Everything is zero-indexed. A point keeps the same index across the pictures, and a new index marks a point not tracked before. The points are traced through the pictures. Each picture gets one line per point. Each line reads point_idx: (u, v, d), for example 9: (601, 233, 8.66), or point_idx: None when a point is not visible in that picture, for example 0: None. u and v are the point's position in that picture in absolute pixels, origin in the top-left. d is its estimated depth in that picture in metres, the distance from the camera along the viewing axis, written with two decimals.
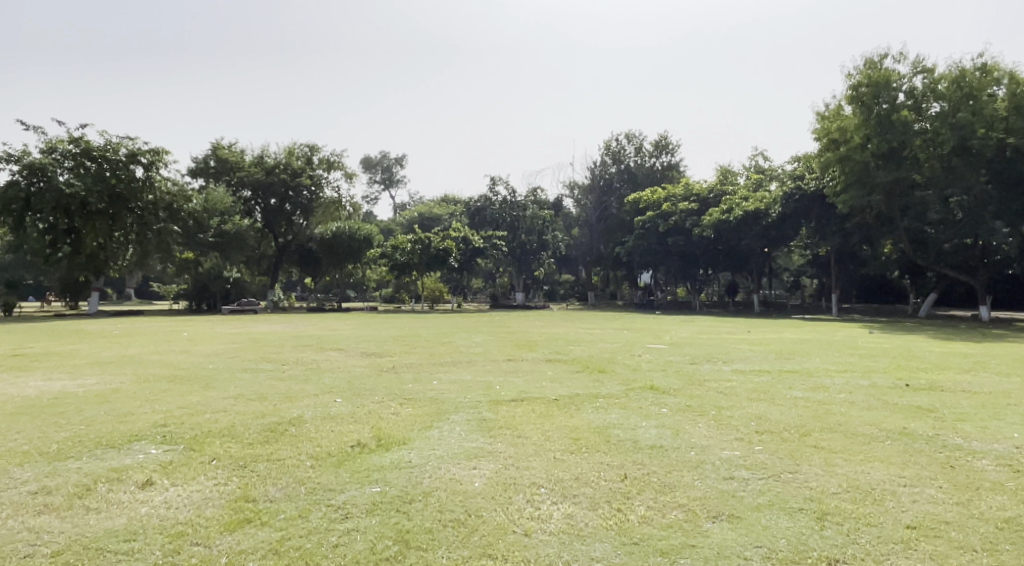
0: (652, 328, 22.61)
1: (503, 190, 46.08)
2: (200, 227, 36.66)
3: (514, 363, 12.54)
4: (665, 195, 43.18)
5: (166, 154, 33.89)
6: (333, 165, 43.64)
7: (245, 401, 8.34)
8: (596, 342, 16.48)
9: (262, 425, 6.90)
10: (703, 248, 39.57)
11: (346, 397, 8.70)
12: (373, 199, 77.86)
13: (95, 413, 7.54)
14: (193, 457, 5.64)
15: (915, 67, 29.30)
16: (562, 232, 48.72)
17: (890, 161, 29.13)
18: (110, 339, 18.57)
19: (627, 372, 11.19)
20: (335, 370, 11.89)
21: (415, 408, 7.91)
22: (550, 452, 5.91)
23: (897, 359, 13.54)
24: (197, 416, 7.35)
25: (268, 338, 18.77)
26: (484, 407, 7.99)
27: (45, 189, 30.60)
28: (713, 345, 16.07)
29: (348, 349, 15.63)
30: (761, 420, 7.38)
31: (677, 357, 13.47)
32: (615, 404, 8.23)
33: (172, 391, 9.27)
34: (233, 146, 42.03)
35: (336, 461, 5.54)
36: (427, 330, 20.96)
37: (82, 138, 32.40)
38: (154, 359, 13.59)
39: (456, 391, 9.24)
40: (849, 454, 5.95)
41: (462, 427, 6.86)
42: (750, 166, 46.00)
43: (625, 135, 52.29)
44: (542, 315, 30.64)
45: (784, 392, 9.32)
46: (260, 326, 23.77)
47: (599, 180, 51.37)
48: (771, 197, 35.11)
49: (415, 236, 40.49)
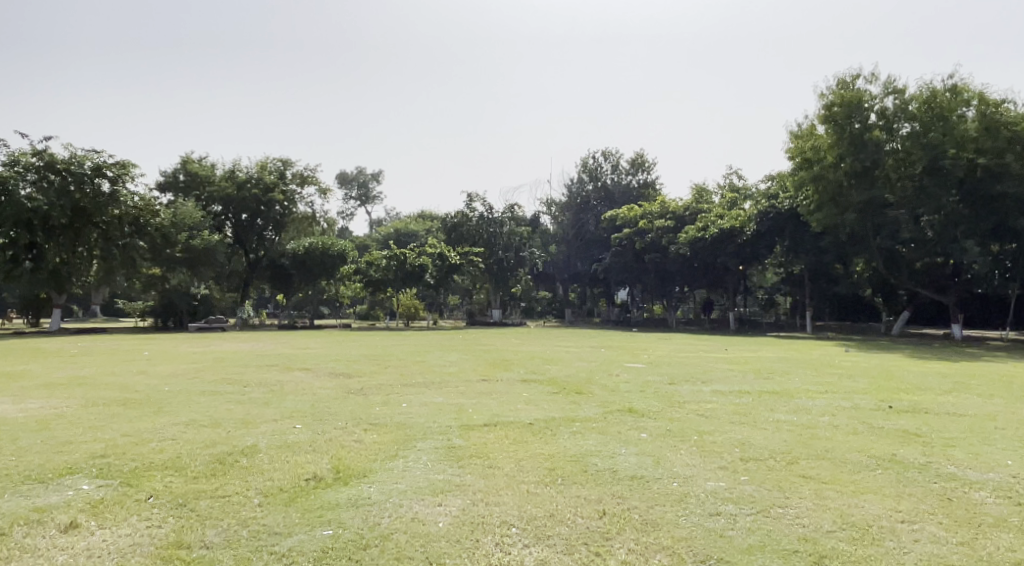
0: (630, 346, 22.32)
1: (480, 207, 45.78)
2: (168, 242, 35.85)
3: (488, 384, 12.08)
4: (641, 212, 43.20)
5: (133, 167, 33.08)
6: (307, 180, 43.02)
7: (198, 428, 7.76)
8: (572, 362, 16.06)
9: (211, 455, 6.36)
10: (679, 266, 39.56)
11: (307, 422, 8.18)
12: (349, 215, 77.19)
13: (28, 442, 6.91)
14: (128, 494, 5.10)
15: (886, 88, 29.71)
16: (538, 249, 48.52)
17: (863, 181, 29.33)
18: (65, 359, 17.70)
19: (605, 393, 10.79)
20: (300, 391, 11.34)
21: (382, 435, 7.43)
22: (522, 484, 5.48)
23: (876, 379, 13.36)
24: (142, 446, 6.77)
25: (233, 358, 18.06)
26: (454, 433, 7.53)
27: (4, 203, 29.54)
28: (691, 365, 15.79)
29: (315, 369, 15.04)
30: (744, 446, 7.02)
31: (655, 377, 13.13)
32: (592, 429, 7.82)
33: (121, 416, 8.64)
34: (204, 160, 41.26)
35: (287, 498, 5.04)
36: (401, 348, 20.42)
37: (46, 150, 31.42)
38: (109, 381, 12.88)
39: (426, 415, 8.76)
40: (841, 486, 5.59)
41: (429, 456, 6.40)
42: (724, 185, 46.30)
43: (601, 153, 52.41)
44: (517, 333, 30.23)
45: (766, 416, 8.98)
46: (225, 345, 22.96)
47: (575, 197, 51.27)
48: (747, 215, 35.25)
49: (389, 252, 39.97)
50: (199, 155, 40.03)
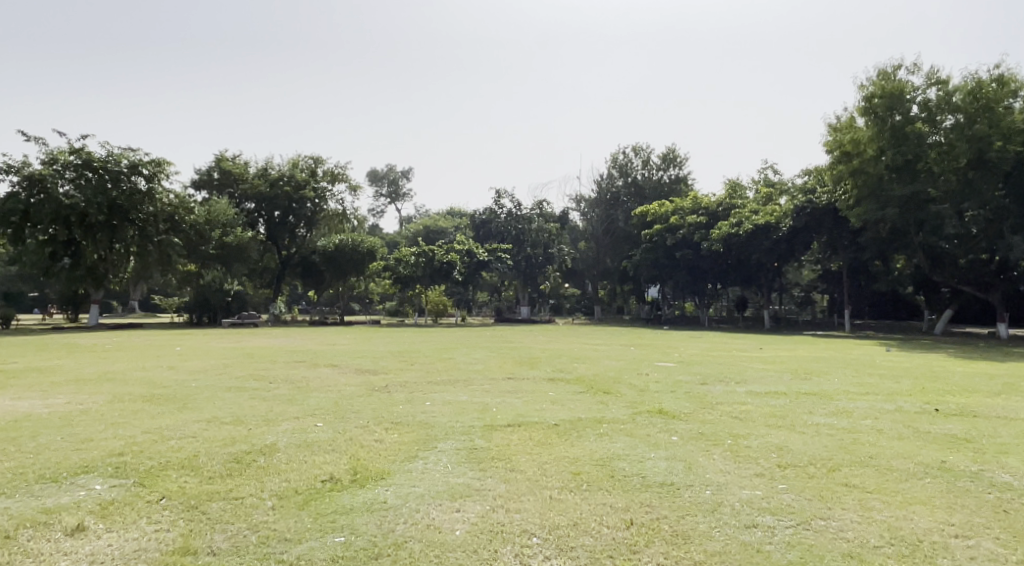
0: (661, 344, 21.89)
1: (509, 203, 45.55)
2: (202, 238, 36.40)
3: (515, 382, 11.83)
4: (673, 208, 42.48)
5: (168, 165, 33.54)
6: (338, 177, 43.21)
7: (218, 426, 7.65)
8: (601, 360, 15.74)
9: (228, 455, 6.22)
10: (712, 262, 38.78)
11: (329, 421, 8.03)
12: (379, 212, 77.64)
13: (49, 439, 6.87)
14: (140, 495, 4.97)
15: (929, 78, 28.69)
16: (568, 246, 48.12)
17: (904, 174, 28.39)
18: (98, 354, 17.92)
19: (634, 393, 10.47)
20: (324, 388, 11.25)
21: (403, 434, 7.24)
22: (545, 490, 5.22)
23: (920, 381, 12.79)
24: (160, 444, 6.68)
25: (262, 354, 18.11)
26: (478, 433, 7.31)
27: (43, 200, 30.18)
28: (725, 364, 15.36)
29: (342, 365, 14.96)
30: (781, 451, 6.66)
31: (687, 376, 12.77)
32: (620, 431, 7.53)
33: (144, 413, 8.60)
34: (237, 158, 41.72)
35: (300, 501, 4.86)
36: (428, 345, 20.28)
37: (84, 148, 32.01)
38: (138, 376, 12.95)
39: (449, 414, 8.55)
40: (887, 495, 5.23)
41: (449, 457, 6.19)
42: (758, 180, 45.37)
43: (632, 148, 51.72)
44: (547, 330, 29.92)
45: (804, 418, 8.58)
46: (256, 340, 23.10)
47: (606, 193, 50.72)
48: (782, 210, 34.42)
49: (418, 249, 39.97)
50: (232, 153, 40.48)
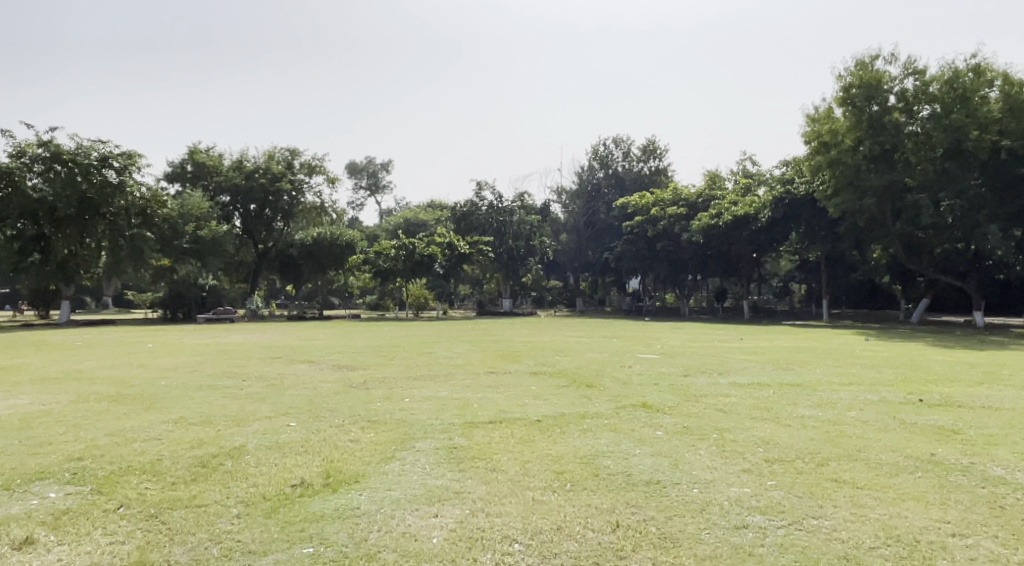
0: (643, 335, 21.78)
1: (490, 195, 45.19)
2: (176, 233, 35.70)
3: (496, 376, 11.59)
4: (653, 200, 42.43)
5: (140, 157, 32.76)
6: (315, 170, 42.58)
7: (186, 427, 7.33)
8: (582, 353, 15.58)
9: (194, 459, 5.91)
10: (693, 253, 38.80)
11: (303, 420, 7.74)
12: (358, 205, 76.84)
13: (4, 443, 6.49)
14: (96, 503, 4.65)
15: (906, 69, 28.87)
16: (549, 238, 47.93)
17: (882, 165, 28.56)
18: (67, 352, 17.37)
19: (617, 387, 10.29)
20: (300, 385, 10.94)
21: (381, 433, 6.98)
22: (527, 492, 4.99)
23: (902, 370, 12.77)
24: (124, 447, 6.35)
25: (237, 350, 17.70)
26: (457, 431, 7.07)
27: (10, 195, 29.30)
28: (707, 355, 15.26)
29: (319, 361, 14.63)
30: (768, 446, 6.51)
31: (670, 368, 12.62)
32: (604, 426, 7.33)
33: (109, 414, 8.22)
34: (211, 150, 40.93)
35: (268, 509, 4.59)
36: (408, 339, 19.98)
37: (52, 141, 31.14)
38: (106, 374, 12.54)
39: (427, 411, 8.31)
40: (879, 491, 5.08)
41: (428, 458, 5.94)
42: (738, 171, 45.50)
43: (612, 139, 51.53)
44: (528, 323, 29.68)
45: (789, 410, 8.45)
46: (232, 336, 22.63)
47: (586, 185, 50.56)
48: (762, 201, 34.50)
49: (398, 242, 39.56)
50: (207, 145, 39.70)
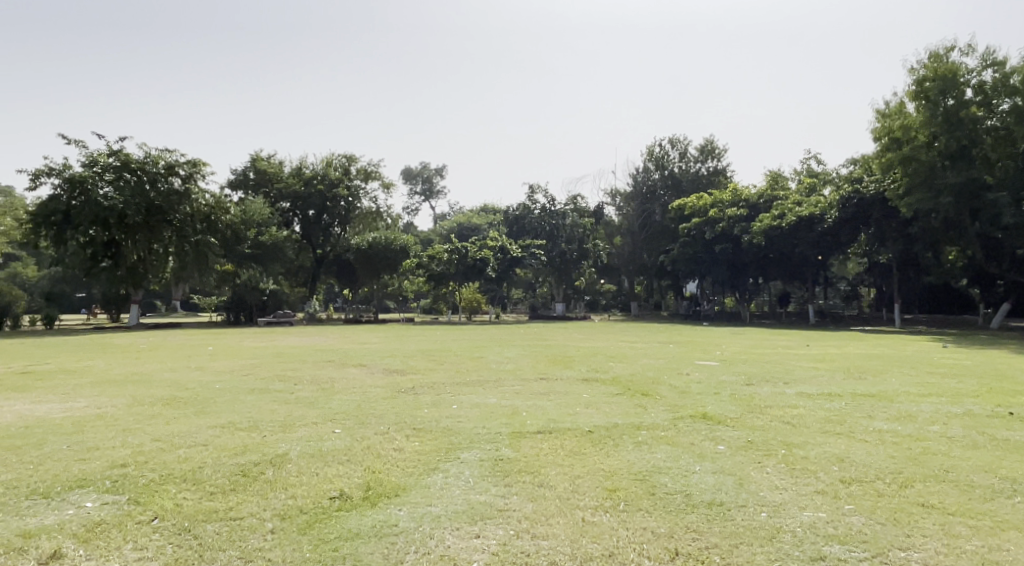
0: (702, 341, 21.03)
1: (543, 198, 44.82)
2: (238, 238, 36.69)
3: (547, 383, 11.23)
4: (711, 201, 41.32)
5: (203, 165, 33.79)
6: (371, 175, 43.12)
7: (232, 433, 7.24)
8: (638, 359, 15.05)
9: (234, 467, 5.76)
10: (754, 256, 37.55)
11: (348, 427, 7.56)
12: (414, 210, 77.65)
13: (55, 447, 6.51)
14: (132, 514, 4.53)
15: (985, 59, 27.21)
16: (603, 241, 47.28)
17: (958, 161, 26.98)
18: (131, 355, 17.85)
19: (674, 395, 9.79)
20: (349, 390, 10.84)
21: (427, 442, 6.72)
22: (577, 511, 4.64)
23: (986, 379, 11.82)
24: (167, 454, 6.28)
25: (291, 353, 17.86)
26: (505, 441, 6.76)
27: (84, 203, 30.57)
28: (770, 362, 14.53)
29: (370, 365, 14.59)
30: (843, 464, 5.96)
31: (730, 376, 12.02)
32: (660, 439, 6.90)
33: (160, 417, 8.25)
34: (272, 157, 41.94)
35: (302, 524, 4.37)
36: (460, 343, 19.82)
37: (122, 151, 32.40)
38: (164, 377, 12.75)
39: (475, 419, 8.02)
40: (974, 518, 4.52)
41: (473, 470, 5.65)
42: (801, 171, 43.92)
43: (668, 140, 50.50)
44: (582, 328, 29.14)
45: (864, 424, 7.81)
46: (289, 340, 22.93)
47: (642, 187, 49.68)
48: (827, 201, 33.07)
49: (451, 246, 39.71)
50: (267, 153, 40.69)
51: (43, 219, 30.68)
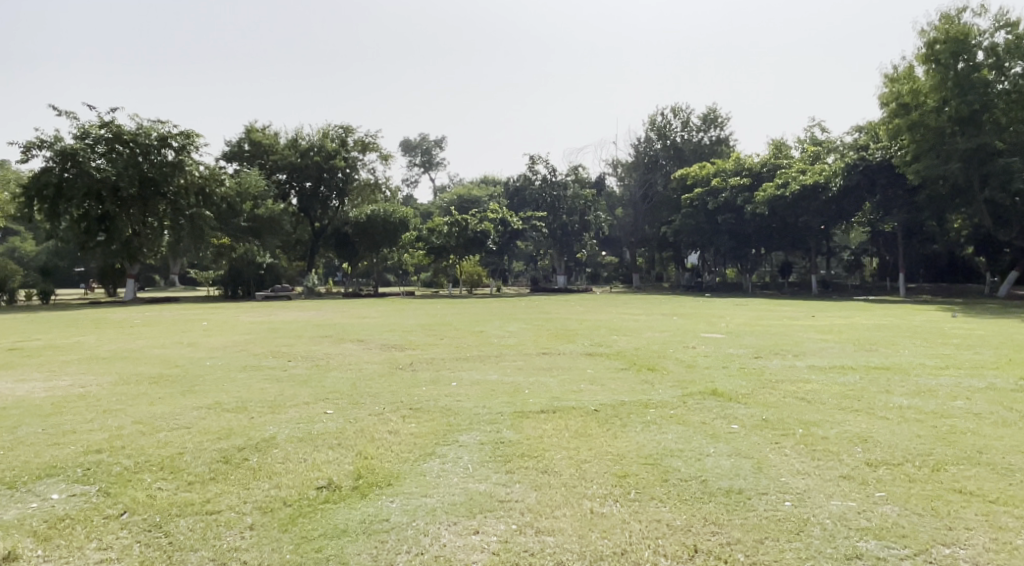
0: (706, 313, 20.65)
1: (543, 168, 44.08)
2: (234, 211, 36.17)
3: (550, 358, 10.84)
4: (714, 170, 40.66)
5: (197, 137, 33.09)
6: (369, 147, 42.41)
7: (218, 414, 6.85)
8: (641, 331, 14.67)
9: (216, 453, 5.37)
10: (758, 226, 36.98)
11: (340, 407, 7.17)
12: (412, 182, 76.82)
13: (27, 430, 6.10)
14: (99, 508, 4.14)
15: (997, 20, 26.40)
16: (604, 212, 46.69)
17: (968, 127, 26.31)
18: (123, 331, 17.43)
19: (681, 370, 9.41)
20: (344, 366, 10.47)
21: (424, 423, 6.35)
22: (585, 501, 4.25)
23: (1003, 351, 11.44)
24: (148, 437, 5.89)
25: (288, 328, 17.53)
26: (505, 421, 6.39)
27: (76, 175, 29.98)
28: (778, 334, 14.17)
29: (367, 340, 14.22)
30: (868, 445, 5.58)
31: (738, 349, 11.64)
32: (671, 418, 6.52)
33: (145, 397, 7.87)
34: (267, 128, 41.21)
35: (285, 519, 3.99)
36: (460, 317, 19.44)
37: (114, 122, 31.69)
38: (155, 354, 12.38)
39: (474, 397, 7.64)
40: (1020, 508, 4.13)
41: (472, 455, 5.26)
42: (806, 139, 43.21)
43: (670, 109, 49.62)
44: (583, 300, 28.71)
45: (883, 400, 7.43)
46: (286, 315, 22.58)
47: (643, 157, 48.87)
48: (833, 169, 32.44)
49: (451, 218, 39.27)
50: (262, 124, 39.94)
51: (35, 193, 30.10)
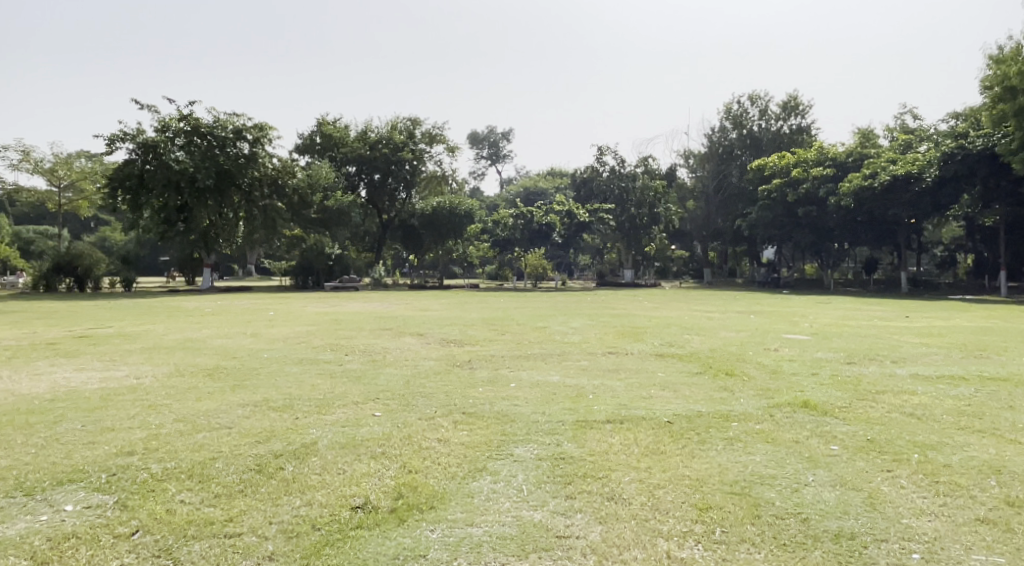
0: (788, 311, 19.33)
1: (612, 160, 42.79)
2: (305, 203, 36.76)
3: (616, 358, 10.08)
4: (794, 159, 38.60)
5: (271, 129, 33.70)
6: (436, 139, 42.30)
7: (263, 413, 6.45)
8: (716, 331, 13.69)
9: (251, 460, 4.91)
10: (841, 219, 34.83)
11: (390, 409, 6.67)
12: (479, 174, 76.79)
13: (67, 427, 5.83)
14: (112, 524, 3.74)
15: None
16: (674, 205, 45.15)
17: None
18: (193, 319, 17.66)
19: (765, 377, 8.49)
20: (401, 362, 10.06)
21: (478, 432, 5.75)
22: (658, 542, 3.56)
23: None
24: (185, 438, 5.51)
25: (351, 320, 17.36)
26: (567, 432, 5.71)
27: (157, 167, 30.99)
28: (870, 336, 12.92)
29: (427, 334, 13.78)
30: (1005, 478, 4.63)
31: (828, 353, 10.58)
32: (758, 435, 5.70)
33: (194, 392, 7.60)
34: (338, 121, 41.67)
35: (309, 549, 3.48)
36: (524, 311, 18.81)
37: (192, 115, 32.54)
38: (216, 344, 12.29)
39: (533, 402, 6.99)
40: None
41: (529, 474, 4.63)
42: (895, 127, 40.47)
43: (747, 97, 47.43)
44: (653, 296, 27.60)
45: (1010, 420, 6.37)
46: (351, 305, 22.59)
47: (717, 147, 46.93)
48: (927, 158, 30.18)
49: (517, 210, 38.77)
50: (332, 117, 40.43)
51: (119, 184, 31.30)
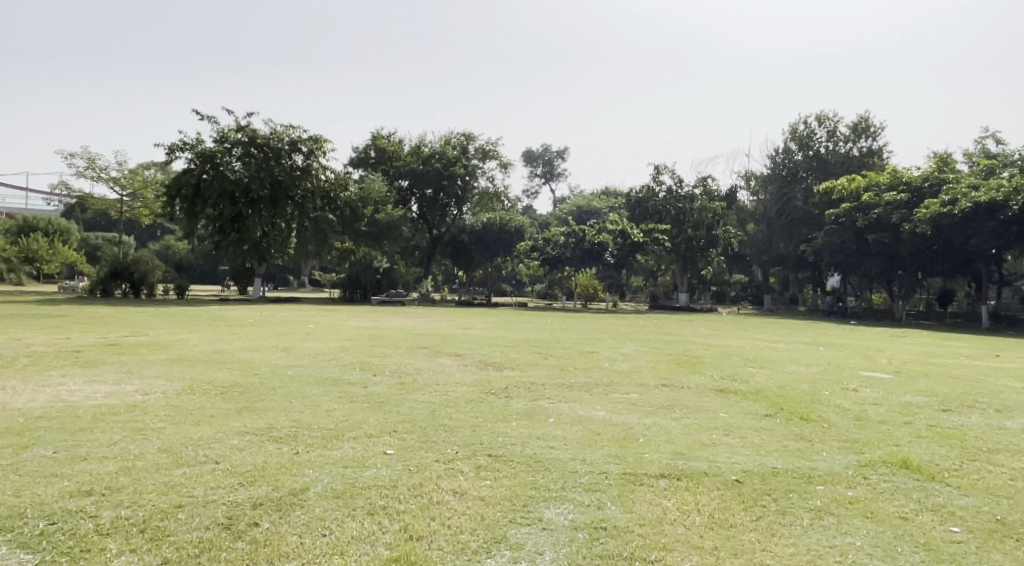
0: (861, 344, 17.64)
1: (668, 179, 41.30)
2: (356, 215, 36.55)
3: (670, 393, 8.91)
4: (865, 183, 36.63)
5: (325, 142, 33.65)
6: (489, 155, 41.68)
7: (259, 446, 5.59)
8: (783, 365, 12.34)
9: (225, 510, 4.06)
10: (914, 248, 32.57)
11: (404, 446, 5.73)
12: (533, 193, 76.28)
13: (35, 454, 5.10)
14: None
15: None
16: (733, 228, 43.28)
17: None
18: (230, 330, 17.19)
19: (848, 425, 7.19)
20: (431, 386, 9.12)
21: (502, 484, 4.74)
22: None
23: None
24: (157, 476, 4.68)
25: (389, 336, 16.58)
26: (609, 490, 4.66)
27: (213, 177, 31.30)
28: (963, 379, 11.34)
29: (465, 355, 12.86)
30: None
31: (917, 397, 9.17)
32: (854, 508, 4.52)
33: (197, 414, 6.82)
34: (392, 135, 41.61)
35: None
36: (571, 334, 17.68)
37: (250, 126, 32.76)
38: (242, 359, 11.63)
39: (572, 444, 5.95)
40: None
41: (558, 553, 3.64)
42: (977, 151, 37.79)
43: (815, 118, 45.29)
44: (709, 322, 26.00)
45: None
46: (394, 321, 21.93)
47: (781, 169, 44.92)
48: (1014, 184, 27.90)
49: (569, 229, 38.07)
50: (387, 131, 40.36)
51: (176, 193, 31.68)
